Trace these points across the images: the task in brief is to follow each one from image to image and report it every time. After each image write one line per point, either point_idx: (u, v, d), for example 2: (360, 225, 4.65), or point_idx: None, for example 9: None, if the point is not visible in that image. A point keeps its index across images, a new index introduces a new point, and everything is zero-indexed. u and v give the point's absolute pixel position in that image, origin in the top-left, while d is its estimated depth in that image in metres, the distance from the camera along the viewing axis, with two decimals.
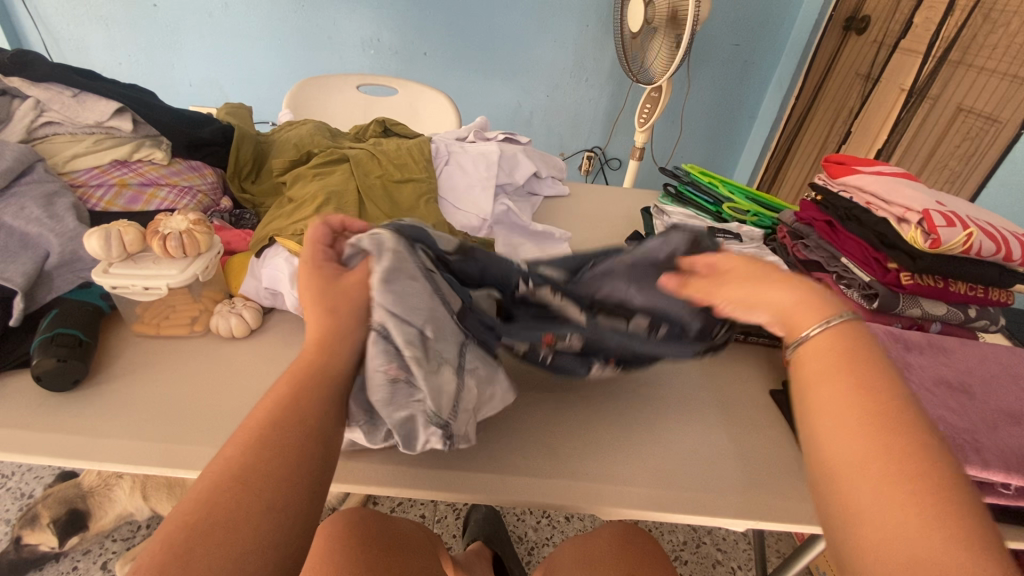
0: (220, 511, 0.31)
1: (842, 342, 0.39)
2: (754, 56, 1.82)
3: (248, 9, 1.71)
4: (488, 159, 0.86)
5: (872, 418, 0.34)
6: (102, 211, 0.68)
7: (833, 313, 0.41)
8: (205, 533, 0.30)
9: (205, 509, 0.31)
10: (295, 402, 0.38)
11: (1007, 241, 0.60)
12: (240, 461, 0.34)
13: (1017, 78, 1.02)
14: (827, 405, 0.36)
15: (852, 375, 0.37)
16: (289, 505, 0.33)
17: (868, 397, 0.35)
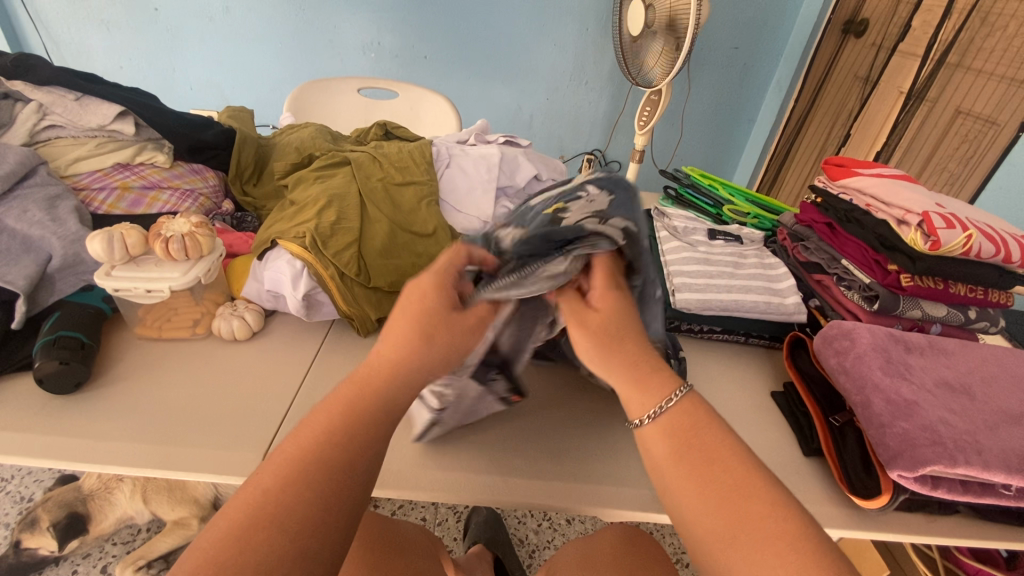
0: (250, 552, 0.30)
1: (687, 411, 0.41)
2: (753, 60, 1.83)
3: (249, 13, 1.72)
4: (488, 162, 0.86)
5: (725, 493, 0.36)
6: (104, 214, 0.68)
7: (673, 388, 0.42)
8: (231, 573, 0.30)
9: (236, 548, 0.30)
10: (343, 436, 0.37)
11: (1006, 242, 0.60)
12: (279, 492, 0.33)
13: (1015, 81, 1.02)
14: (682, 484, 0.38)
15: (701, 446, 0.39)
16: (314, 558, 0.32)
17: (719, 464, 0.37)
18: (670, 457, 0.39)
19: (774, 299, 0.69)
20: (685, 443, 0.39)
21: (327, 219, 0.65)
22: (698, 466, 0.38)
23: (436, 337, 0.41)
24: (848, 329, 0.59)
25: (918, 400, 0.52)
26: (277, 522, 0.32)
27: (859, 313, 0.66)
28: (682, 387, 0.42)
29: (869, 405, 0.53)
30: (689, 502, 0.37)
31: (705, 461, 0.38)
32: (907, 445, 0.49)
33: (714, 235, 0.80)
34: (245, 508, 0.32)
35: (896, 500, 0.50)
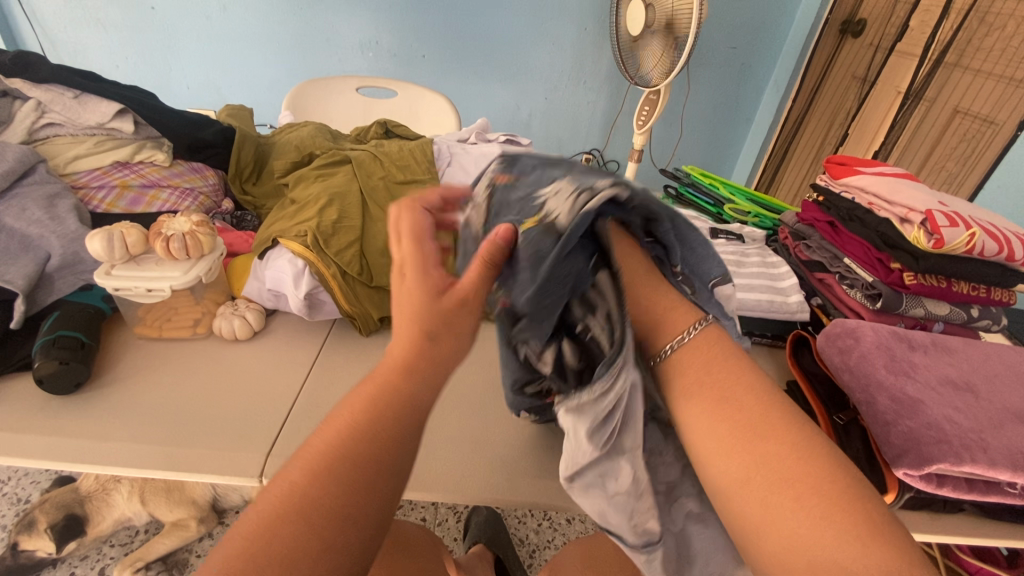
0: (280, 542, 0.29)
1: (707, 343, 0.40)
2: (750, 59, 1.83)
3: (246, 12, 1.71)
4: (489, 161, 0.86)
5: (744, 431, 0.35)
6: (103, 212, 0.67)
7: (691, 323, 0.41)
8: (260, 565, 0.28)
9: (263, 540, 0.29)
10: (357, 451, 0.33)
11: (1009, 241, 0.60)
12: (302, 495, 0.31)
13: (1014, 80, 1.02)
14: (708, 425, 0.36)
15: (718, 379, 0.38)
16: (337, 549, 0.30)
17: (741, 403, 0.36)
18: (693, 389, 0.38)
19: (776, 297, 0.69)
20: (706, 379, 0.38)
21: (329, 218, 0.65)
22: (718, 405, 0.37)
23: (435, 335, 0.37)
24: (852, 328, 0.59)
25: (923, 398, 0.52)
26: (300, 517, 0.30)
27: (862, 311, 0.66)
28: (702, 321, 0.41)
29: (874, 404, 0.53)
30: (719, 444, 0.36)
31: (724, 400, 0.37)
32: (912, 443, 0.49)
33: (715, 235, 0.80)
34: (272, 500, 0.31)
35: (900, 498, 0.50)
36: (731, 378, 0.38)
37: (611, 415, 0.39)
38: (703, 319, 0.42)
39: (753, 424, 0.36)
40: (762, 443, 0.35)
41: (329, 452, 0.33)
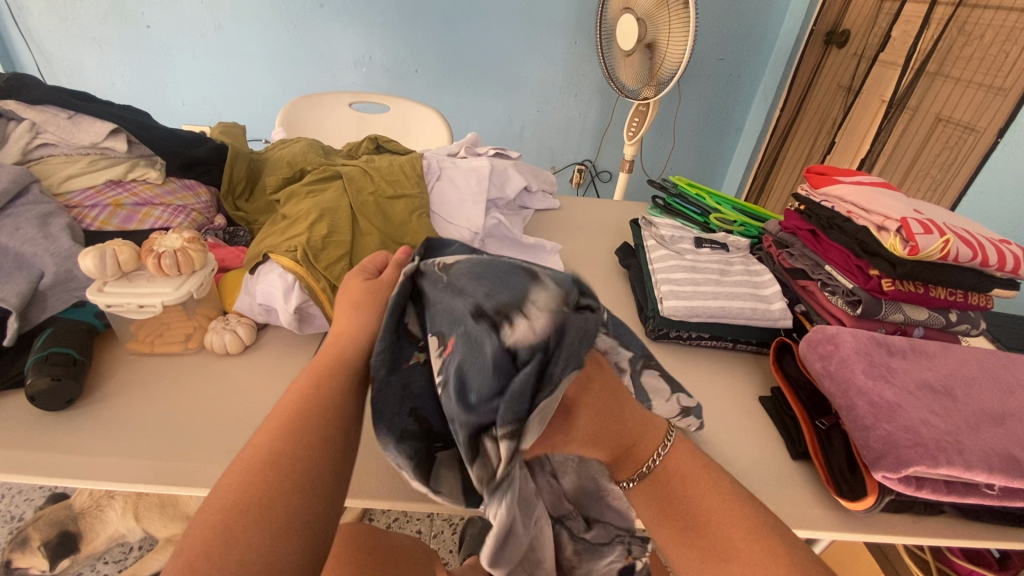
0: (288, 439, 0.35)
1: (680, 453, 0.48)
2: (738, 70, 1.86)
3: (240, 28, 1.73)
4: (479, 174, 0.87)
5: (718, 543, 0.42)
6: (96, 231, 0.68)
7: (664, 436, 0.49)
8: (275, 454, 0.35)
9: (274, 439, 0.35)
10: (321, 395, 0.39)
11: (983, 247, 0.62)
12: (298, 410, 0.37)
13: (993, 88, 1.04)
14: (680, 549, 0.44)
15: (686, 505, 0.45)
16: (334, 444, 0.37)
17: (714, 518, 0.43)
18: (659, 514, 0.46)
19: (760, 305, 0.70)
20: (672, 504, 0.46)
21: (318, 233, 0.66)
22: (692, 532, 0.44)
23: (361, 303, 0.49)
24: (832, 334, 0.61)
25: (901, 402, 0.54)
26: (302, 424, 0.37)
27: (843, 318, 0.68)
28: (671, 434, 0.49)
29: (853, 408, 0.54)
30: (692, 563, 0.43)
31: (688, 521, 0.44)
32: (890, 447, 0.49)
33: (700, 244, 0.82)
34: (278, 418, 0.37)
35: (882, 501, 0.51)
36: (693, 500, 0.45)
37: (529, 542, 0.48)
38: (668, 433, 0.49)
39: (716, 540, 0.42)
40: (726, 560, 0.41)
41: (312, 386, 0.40)
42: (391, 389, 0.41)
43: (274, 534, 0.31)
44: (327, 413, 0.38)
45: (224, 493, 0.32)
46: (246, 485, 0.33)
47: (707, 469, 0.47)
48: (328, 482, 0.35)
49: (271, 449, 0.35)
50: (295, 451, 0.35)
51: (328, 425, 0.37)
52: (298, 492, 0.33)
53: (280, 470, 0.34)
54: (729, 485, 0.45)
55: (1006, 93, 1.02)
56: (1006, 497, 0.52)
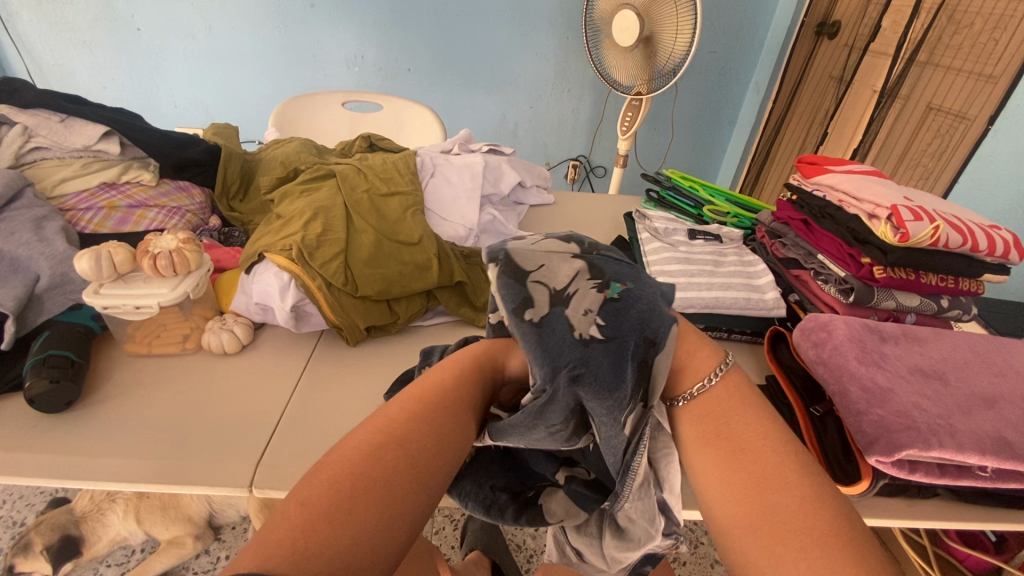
0: (398, 449, 0.36)
1: (727, 387, 0.43)
2: (731, 64, 1.86)
3: (229, 28, 1.72)
4: (472, 170, 0.88)
5: (743, 463, 0.38)
6: (91, 233, 0.69)
7: (717, 365, 0.45)
8: (382, 455, 0.35)
9: (393, 440, 0.36)
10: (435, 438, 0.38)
11: (973, 232, 0.62)
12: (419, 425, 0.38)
13: (983, 76, 1.05)
14: (707, 470, 0.40)
15: (722, 426, 0.41)
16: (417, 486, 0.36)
17: (747, 443, 0.39)
18: (701, 440, 0.41)
19: (754, 294, 0.71)
20: (711, 435, 0.41)
21: (313, 232, 0.66)
22: (723, 453, 0.39)
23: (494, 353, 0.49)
24: (825, 321, 0.62)
25: (893, 386, 0.54)
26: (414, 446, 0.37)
27: (836, 305, 0.68)
28: (723, 364, 0.45)
29: (846, 394, 0.54)
30: (711, 482, 0.39)
31: (744, 449, 0.39)
32: (883, 431, 0.50)
33: (694, 235, 0.83)
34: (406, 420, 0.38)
35: (875, 485, 0.52)
36: (744, 435, 0.39)
37: (563, 552, 0.57)
38: (722, 363, 0.45)
39: (766, 461, 0.38)
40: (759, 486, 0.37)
41: (438, 409, 0.40)
42: (474, 486, 0.49)
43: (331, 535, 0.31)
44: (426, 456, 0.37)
45: (343, 459, 0.35)
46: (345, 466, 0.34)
47: (745, 401, 0.42)
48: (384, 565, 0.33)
49: (339, 490, 0.33)
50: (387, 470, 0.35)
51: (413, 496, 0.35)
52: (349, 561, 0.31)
53: (345, 519, 0.32)
54: (756, 417, 0.41)
55: (996, 80, 1.02)
56: (1000, 479, 0.53)
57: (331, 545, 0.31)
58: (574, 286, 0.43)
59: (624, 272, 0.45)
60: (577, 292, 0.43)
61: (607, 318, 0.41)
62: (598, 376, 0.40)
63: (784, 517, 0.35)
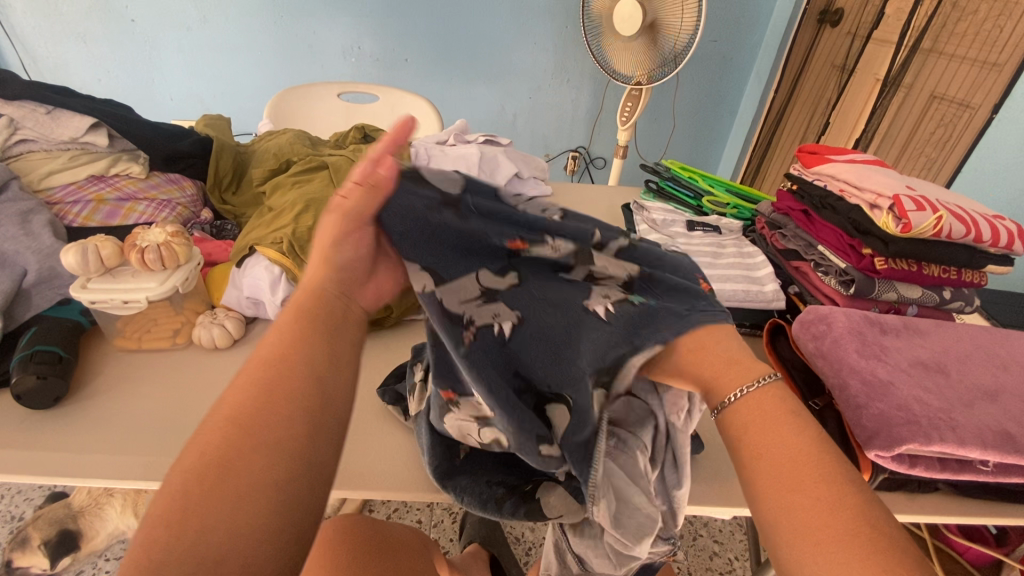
0: (258, 403, 0.31)
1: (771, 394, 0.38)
2: (732, 53, 1.83)
3: (224, 20, 1.70)
4: (468, 161, 0.87)
5: (787, 473, 0.34)
6: (79, 227, 0.67)
7: (766, 371, 0.39)
8: (247, 419, 0.30)
9: (250, 398, 0.31)
10: (301, 370, 0.33)
11: (976, 223, 0.61)
12: (277, 367, 0.32)
13: (987, 63, 1.03)
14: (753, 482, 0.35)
15: (766, 433, 0.36)
16: (297, 425, 0.31)
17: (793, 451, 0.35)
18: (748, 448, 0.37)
19: (753, 286, 0.70)
20: (755, 442, 0.36)
21: (304, 224, 0.65)
22: (768, 463, 0.35)
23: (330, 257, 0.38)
24: (824, 314, 0.61)
25: (893, 379, 0.53)
26: (277, 393, 0.31)
27: (836, 297, 0.67)
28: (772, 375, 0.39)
29: (846, 387, 0.53)
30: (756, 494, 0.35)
31: (790, 459, 0.35)
32: (882, 425, 0.49)
33: (692, 227, 0.82)
34: (258, 369, 0.32)
35: (874, 479, 0.51)
36: (798, 428, 0.36)
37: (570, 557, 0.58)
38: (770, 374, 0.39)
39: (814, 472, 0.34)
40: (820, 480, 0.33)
41: (292, 341, 0.34)
42: (470, 481, 0.50)
43: (217, 525, 0.27)
44: (297, 396, 0.32)
45: (200, 444, 0.29)
46: (210, 446, 0.29)
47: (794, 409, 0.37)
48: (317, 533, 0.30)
49: (206, 472, 0.28)
50: (261, 430, 0.30)
51: (326, 448, 0.31)
52: (268, 543, 0.27)
53: (218, 498, 0.27)
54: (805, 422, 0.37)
55: (1000, 67, 1.00)
56: (1002, 473, 0.52)
57: (222, 516, 0.27)
58: (609, 275, 0.43)
59: (675, 296, 0.43)
60: (602, 283, 0.43)
61: (615, 310, 0.42)
62: (574, 356, 0.42)
63: (830, 535, 0.31)
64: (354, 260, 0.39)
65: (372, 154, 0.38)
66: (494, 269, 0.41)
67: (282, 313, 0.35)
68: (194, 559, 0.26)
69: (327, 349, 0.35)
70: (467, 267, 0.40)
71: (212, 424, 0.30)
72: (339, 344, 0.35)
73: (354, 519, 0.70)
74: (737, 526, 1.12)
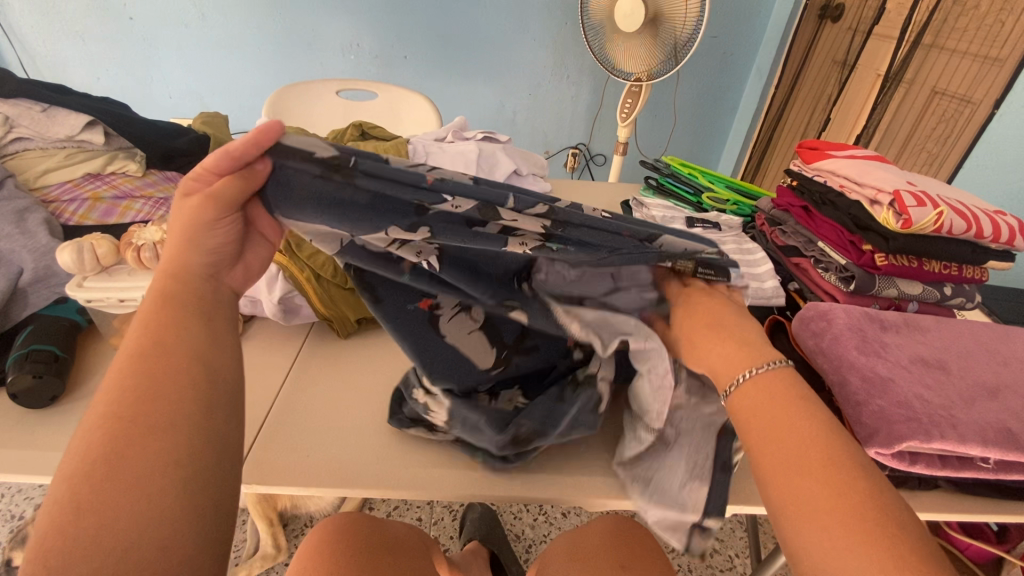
0: (135, 395, 0.33)
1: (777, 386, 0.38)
2: (733, 49, 1.83)
3: (222, 17, 1.70)
4: (466, 159, 0.86)
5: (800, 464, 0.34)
6: (75, 226, 0.68)
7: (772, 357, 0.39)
8: (128, 414, 0.32)
9: (126, 394, 0.33)
10: (175, 356, 0.36)
11: (977, 218, 0.61)
12: (150, 359, 0.35)
13: (989, 58, 1.02)
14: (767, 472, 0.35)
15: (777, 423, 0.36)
16: (183, 404, 0.34)
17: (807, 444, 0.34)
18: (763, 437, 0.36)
19: (753, 283, 0.70)
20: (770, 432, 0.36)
21: None
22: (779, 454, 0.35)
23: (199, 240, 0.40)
24: (824, 311, 0.60)
25: (894, 376, 0.53)
26: (153, 382, 0.34)
27: (836, 294, 0.67)
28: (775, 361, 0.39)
29: (846, 384, 0.53)
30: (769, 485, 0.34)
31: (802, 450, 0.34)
32: (883, 422, 0.49)
33: (692, 224, 0.81)
34: (128, 364, 0.35)
35: None
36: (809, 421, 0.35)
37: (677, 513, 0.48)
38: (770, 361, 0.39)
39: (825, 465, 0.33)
40: (835, 483, 0.32)
41: (159, 333, 0.36)
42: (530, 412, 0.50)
43: (123, 502, 0.30)
44: (175, 380, 0.35)
45: (88, 442, 0.31)
46: (95, 442, 0.31)
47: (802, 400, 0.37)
48: (232, 497, 0.34)
49: (100, 463, 0.31)
50: (147, 417, 0.33)
51: (221, 422, 0.35)
52: (178, 505, 0.31)
53: (117, 480, 0.30)
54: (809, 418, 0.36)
55: (1002, 62, 0.99)
56: (1003, 470, 0.51)
57: (125, 492, 0.30)
58: (523, 227, 0.40)
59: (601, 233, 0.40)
60: (520, 234, 0.41)
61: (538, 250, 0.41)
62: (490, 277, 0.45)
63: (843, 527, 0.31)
64: (226, 242, 0.41)
65: (228, 150, 0.36)
66: (404, 226, 0.40)
67: (142, 307, 0.38)
68: (103, 546, 0.28)
69: (195, 330, 0.37)
70: (376, 226, 0.39)
71: (89, 424, 0.32)
72: (208, 329, 0.38)
73: (352, 516, 0.71)
74: (737, 523, 1.12)
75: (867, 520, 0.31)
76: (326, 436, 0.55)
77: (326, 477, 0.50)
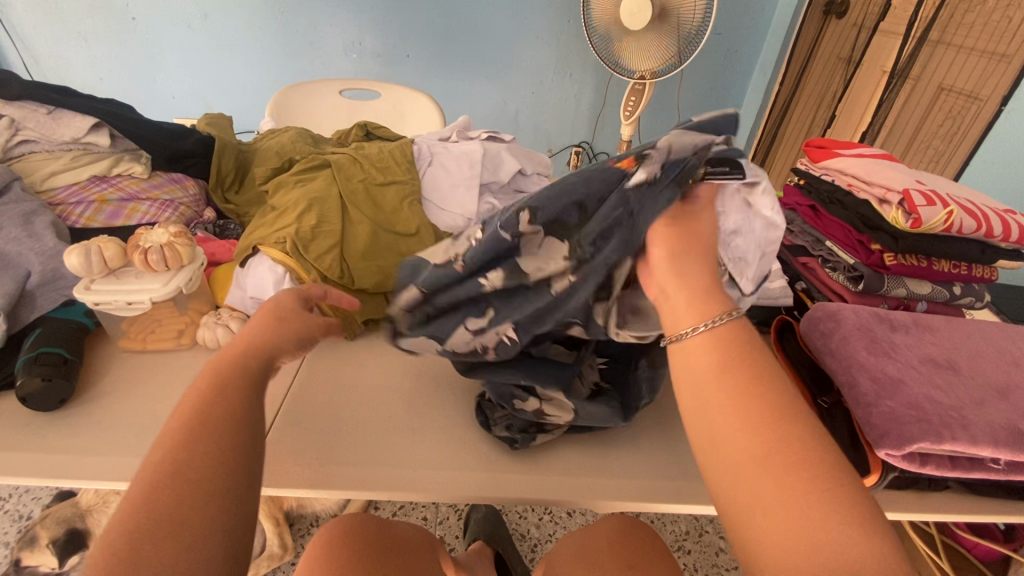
0: (184, 462, 0.32)
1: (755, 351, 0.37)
2: (736, 46, 1.82)
3: (225, 16, 1.69)
4: (471, 159, 0.84)
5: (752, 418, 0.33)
6: (82, 228, 0.68)
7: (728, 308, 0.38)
8: (174, 479, 0.31)
9: (175, 460, 0.32)
10: (227, 426, 0.35)
11: (987, 217, 0.60)
12: (203, 424, 0.34)
13: (997, 54, 1.02)
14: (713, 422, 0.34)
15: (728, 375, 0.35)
16: (228, 477, 0.32)
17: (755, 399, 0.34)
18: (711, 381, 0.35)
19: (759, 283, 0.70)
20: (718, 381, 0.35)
21: (307, 224, 0.65)
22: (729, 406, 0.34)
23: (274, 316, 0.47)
24: (833, 311, 0.60)
25: (903, 377, 0.53)
26: (202, 449, 0.33)
27: (845, 293, 0.67)
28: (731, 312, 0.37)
29: (855, 385, 0.53)
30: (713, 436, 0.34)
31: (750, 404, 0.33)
32: (893, 423, 0.48)
33: None
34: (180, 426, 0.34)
35: (885, 478, 0.50)
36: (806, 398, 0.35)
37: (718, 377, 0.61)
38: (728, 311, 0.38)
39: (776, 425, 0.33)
40: (776, 426, 0.32)
41: (213, 401, 0.36)
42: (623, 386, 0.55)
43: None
44: (220, 449, 0.33)
45: (128, 507, 0.30)
46: (131, 513, 0.29)
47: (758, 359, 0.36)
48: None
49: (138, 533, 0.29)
50: (190, 487, 0.31)
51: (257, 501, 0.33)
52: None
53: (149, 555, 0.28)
54: None
55: (1010, 59, 0.99)
56: (1013, 471, 0.51)
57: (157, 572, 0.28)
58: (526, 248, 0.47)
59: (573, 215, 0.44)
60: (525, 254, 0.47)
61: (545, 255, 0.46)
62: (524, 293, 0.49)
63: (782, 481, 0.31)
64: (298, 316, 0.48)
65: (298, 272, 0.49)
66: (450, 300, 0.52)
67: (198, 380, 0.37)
68: None
69: (248, 407, 0.37)
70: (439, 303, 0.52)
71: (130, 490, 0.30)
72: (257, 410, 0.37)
73: (357, 519, 0.70)
74: None
75: (796, 463, 0.31)
76: (339, 439, 0.55)
77: (338, 478, 0.50)
